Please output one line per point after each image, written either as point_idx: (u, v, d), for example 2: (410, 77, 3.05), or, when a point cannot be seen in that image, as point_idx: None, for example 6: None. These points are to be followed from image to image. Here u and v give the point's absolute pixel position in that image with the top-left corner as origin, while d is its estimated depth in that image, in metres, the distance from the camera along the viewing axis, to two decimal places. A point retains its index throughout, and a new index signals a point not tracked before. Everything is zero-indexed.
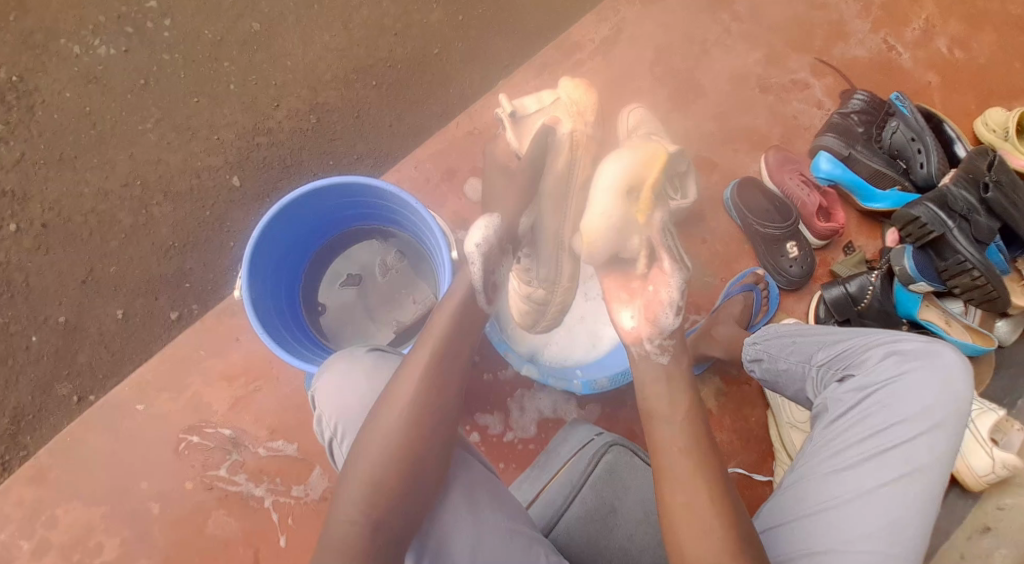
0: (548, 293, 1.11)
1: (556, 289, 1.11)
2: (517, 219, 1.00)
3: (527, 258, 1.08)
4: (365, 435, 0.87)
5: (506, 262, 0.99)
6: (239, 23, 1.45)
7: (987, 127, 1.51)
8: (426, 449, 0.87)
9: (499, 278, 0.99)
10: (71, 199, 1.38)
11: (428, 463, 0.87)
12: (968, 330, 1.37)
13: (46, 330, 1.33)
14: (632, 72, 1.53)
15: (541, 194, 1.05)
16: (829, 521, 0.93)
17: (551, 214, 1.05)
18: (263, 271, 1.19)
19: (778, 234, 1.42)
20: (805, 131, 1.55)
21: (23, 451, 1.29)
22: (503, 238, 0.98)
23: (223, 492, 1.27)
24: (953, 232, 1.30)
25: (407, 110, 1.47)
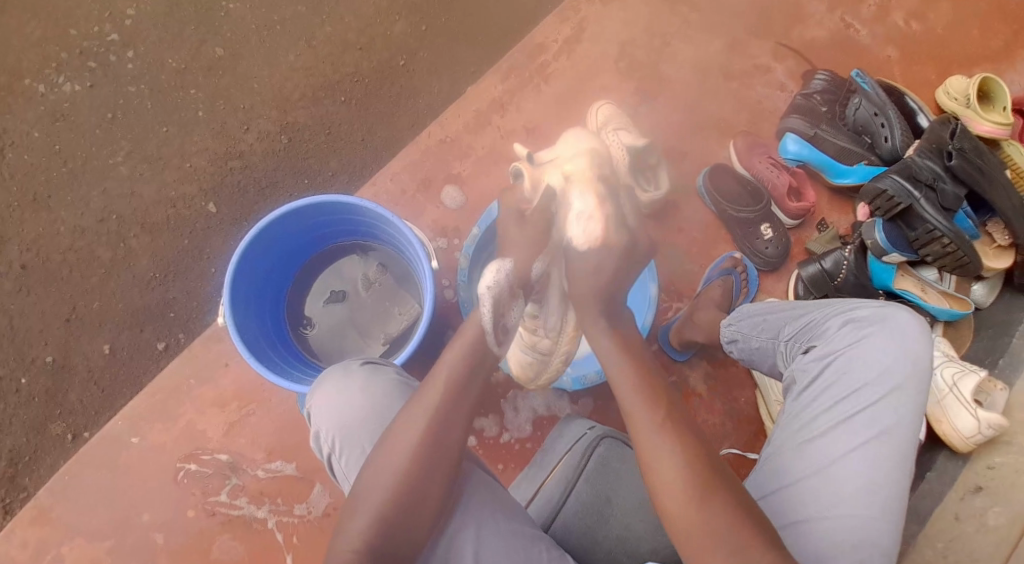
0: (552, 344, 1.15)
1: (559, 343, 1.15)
2: (529, 266, 1.06)
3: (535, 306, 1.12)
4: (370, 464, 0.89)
5: (517, 307, 1.06)
6: (203, 49, 1.47)
7: (949, 96, 1.54)
8: (430, 458, 0.88)
9: (507, 323, 1.05)
10: (49, 239, 1.39)
11: (432, 474, 0.88)
12: (945, 296, 1.41)
13: (34, 371, 1.33)
14: (599, 68, 1.54)
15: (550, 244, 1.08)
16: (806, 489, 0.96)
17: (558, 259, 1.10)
18: (245, 294, 1.19)
19: (751, 217, 1.46)
20: (770, 114, 1.58)
21: (23, 492, 1.28)
22: (514, 283, 1.05)
23: (226, 517, 1.27)
24: (920, 203, 1.33)
25: (378, 121, 1.48)
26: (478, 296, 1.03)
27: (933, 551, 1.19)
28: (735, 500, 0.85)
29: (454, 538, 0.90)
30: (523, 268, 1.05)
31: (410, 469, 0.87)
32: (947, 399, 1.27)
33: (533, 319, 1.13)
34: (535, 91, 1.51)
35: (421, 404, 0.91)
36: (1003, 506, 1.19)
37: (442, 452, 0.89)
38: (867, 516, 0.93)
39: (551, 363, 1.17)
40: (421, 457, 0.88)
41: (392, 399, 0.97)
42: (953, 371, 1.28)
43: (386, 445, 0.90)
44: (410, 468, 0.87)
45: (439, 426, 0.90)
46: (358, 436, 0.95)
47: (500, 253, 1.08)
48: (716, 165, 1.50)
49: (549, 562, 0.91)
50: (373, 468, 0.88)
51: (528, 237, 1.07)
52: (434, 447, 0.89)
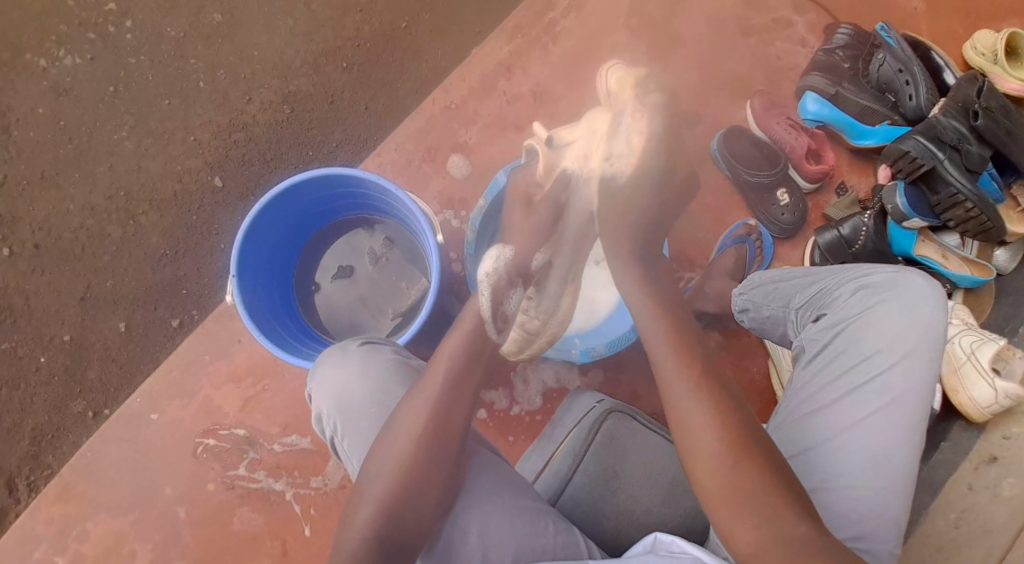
0: (543, 325, 1.18)
1: (549, 323, 1.19)
2: (529, 254, 1.10)
3: (532, 293, 1.15)
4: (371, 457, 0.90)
5: (515, 294, 1.09)
6: (201, 16, 1.44)
7: (976, 51, 1.47)
8: (434, 453, 0.89)
9: (506, 310, 1.07)
10: (59, 217, 1.39)
11: (432, 464, 0.89)
12: (966, 262, 1.37)
13: (52, 350, 1.35)
14: (609, 27, 1.49)
15: (559, 234, 1.13)
16: (813, 461, 0.96)
17: (563, 251, 1.15)
18: (253, 271, 1.19)
19: (768, 181, 1.42)
20: (789, 72, 1.52)
21: (48, 469, 1.31)
22: (513, 271, 1.08)
23: (245, 490, 1.29)
24: (943, 165, 1.29)
25: (382, 88, 1.44)
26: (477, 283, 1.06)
27: (946, 522, 1.20)
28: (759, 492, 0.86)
29: (464, 522, 0.91)
30: (522, 255, 1.09)
31: (413, 462, 0.88)
32: (964, 369, 1.24)
33: (529, 302, 1.15)
34: (543, 52, 1.46)
35: (420, 395, 0.92)
36: (1016, 476, 1.20)
37: (450, 441, 0.90)
38: (874, 487, 0.93)
39: (535, 343, 1.18)
40: (419, 448, 0.89)
41: (389, 383, 0.97)
42: (971, 339, 1.24)
43: (387, 431, 0.91)
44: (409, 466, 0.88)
45: (439, 420, 0.90)
46: (356, 423, 0.96)
47: (501, 238, 1.12)
48: (732, 128, 1.45)
49: (557, 535, 0.92)
50: (376, 461, 0.89)
51: (533, 229, 1.11)
52: (435, 439, 0.90)
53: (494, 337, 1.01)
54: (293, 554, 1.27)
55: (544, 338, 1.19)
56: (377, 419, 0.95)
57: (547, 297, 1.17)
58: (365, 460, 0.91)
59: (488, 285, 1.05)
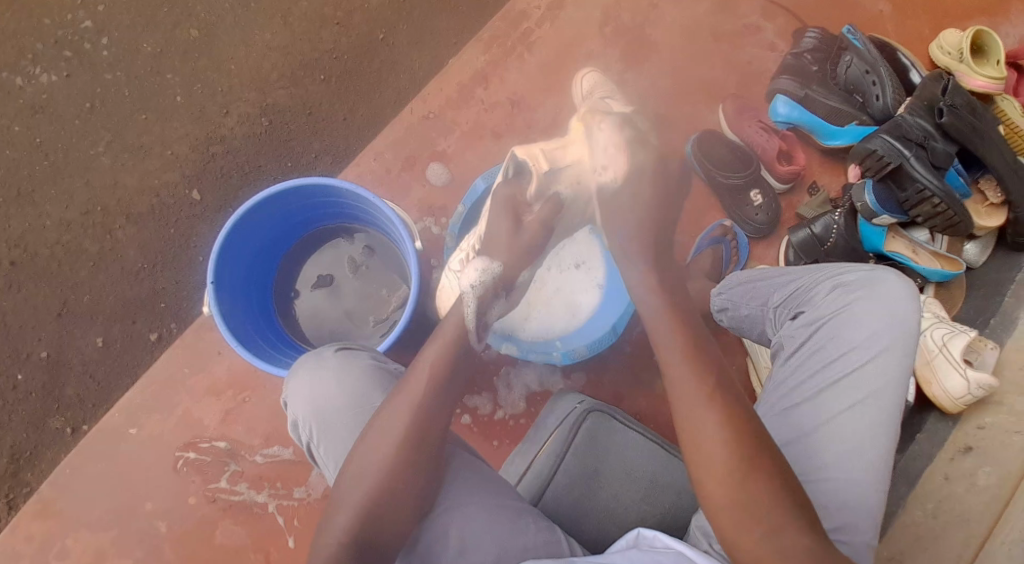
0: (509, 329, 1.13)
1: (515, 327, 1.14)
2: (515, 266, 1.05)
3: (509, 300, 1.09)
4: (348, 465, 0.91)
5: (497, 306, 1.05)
6: (177, 30, 1.44)
7: (942, 50, 1.50)
8: (417, 458, 0.90)
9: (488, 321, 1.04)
10: (36, 233, 1.38)
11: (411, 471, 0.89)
12: (935, 257, 1.40)
13: (29, 366, 1.34)
14: (583, 34, 1.50)
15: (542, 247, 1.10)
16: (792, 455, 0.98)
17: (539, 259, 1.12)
18: (231, 283, 1.18)
19: (740, 183, 1.43)
20: (761, 76, 1.54)
21: (26, 488, 1.30)
22: (498, 283, 1.04)
23: (227, 503, 1.28)
24: (910, 162, 1.32)
25: (359, 99, 1.45)
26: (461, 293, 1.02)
27: (923, 512, 1.21)
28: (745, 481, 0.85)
29: (445, 521, 0.92)
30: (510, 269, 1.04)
31: (396, 465, 0.89)
32: (936, 360, 1.28)
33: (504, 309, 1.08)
34: (519, 61, 1.47)
35: (406, 398, 0.92)
36: (992, 465, 1.20)
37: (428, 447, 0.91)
38: (853, 478, 0.94)
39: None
40: (396, 459, 0.89)
41: (369, 388, 0.98)
42: (943, 333, 1.30)
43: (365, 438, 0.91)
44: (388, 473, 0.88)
45: (425, 424, 0.91)
46: (333, 428, 0.96)
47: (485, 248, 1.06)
48: (705, 132, 1.47)
49: (538, 532, 0.92)
50: (357, 464, 0.90)
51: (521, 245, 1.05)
52: (418, 442, 0.90)
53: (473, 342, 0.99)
54: None
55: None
56: (355, 425, 0.96)
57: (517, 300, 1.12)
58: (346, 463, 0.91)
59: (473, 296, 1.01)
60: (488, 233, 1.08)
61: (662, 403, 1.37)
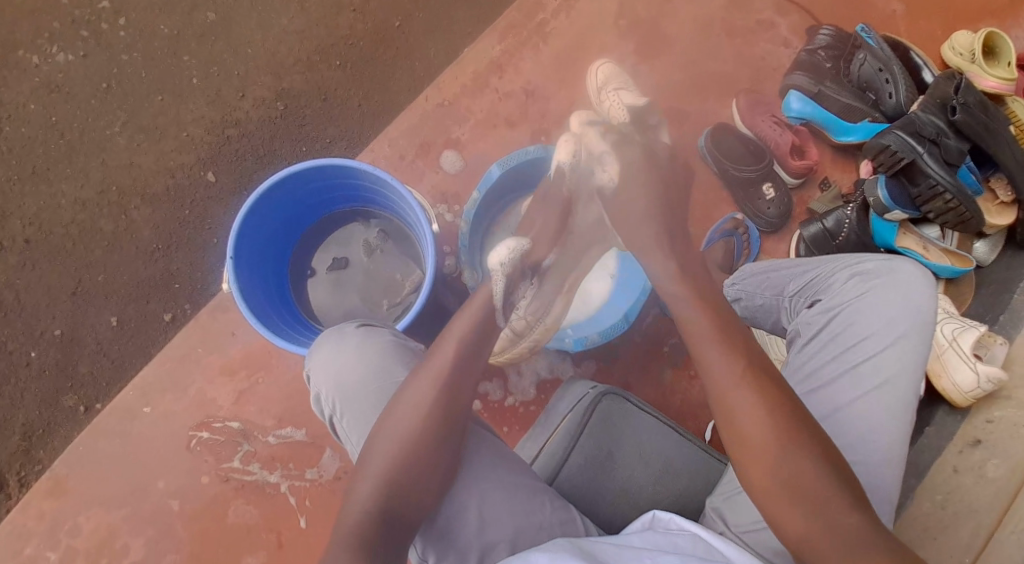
0: (531, 327, 1.17)
1: (538, 326, 1.18)
2: (538, 247, 1.14)
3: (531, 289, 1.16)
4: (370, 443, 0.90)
5: (523, 284, 1.12)
6: (195, 14, 1.45)
7: (954, 51, 1.50)
8: (442, 430, 0.90)
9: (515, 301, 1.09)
10: (50, 212, 1.39)
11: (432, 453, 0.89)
12: (946, 254, 1.41)
13: (43, 344, 1.35)
14: (598, 26, 1.51)
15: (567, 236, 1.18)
16: None
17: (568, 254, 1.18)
18: (249, 261, 1.19)
19: (754, 176, 1.45)
20: (773, 71, 1.55)
21: (38, 466, 1.31)
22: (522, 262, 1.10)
23: (239, 482, 1.29)
24: (923, 158, 1.32)
25: (376, 86, 1.46)
26: (491, 270, 1.06)
27: (932, 504, 1.21)
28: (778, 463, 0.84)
29: (462, 500, 0.92)
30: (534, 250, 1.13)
31: (421, 437, 0.89)
32: (946, 354, 1.28)
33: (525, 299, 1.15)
34: (534, 51, 1.48)
35: (426, 373, 0.93)
36: (1000, 457, 1.20)
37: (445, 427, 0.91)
38: (869, 463, 0.96)
39: (517, 344, 1.20)
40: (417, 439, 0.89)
41: (391, 365, 0.99)
42: (953, 327, 1.29)
43: (389, 415, 0.91)
44: (405, 453, 0.88)
45: (448, 397, 0.92)
46: (361, 402, 0.96)
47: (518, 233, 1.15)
48: (717, 126, 1.48)
49: (555, 512, 0.94)
50: (383, 436, 0.90)
51: (546, 226, 1.15)
52: (442, 415, 0.91)
53: (499, 323, 1.02)
54: (287, 546, 1.27)
55: (529, 340, 1.19)
56: (379, 402, 0.96)
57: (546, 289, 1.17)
58: (370, 436, 0.91)
59: (504, 273, 1.05)
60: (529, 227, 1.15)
61: (672, 392, 1.38)
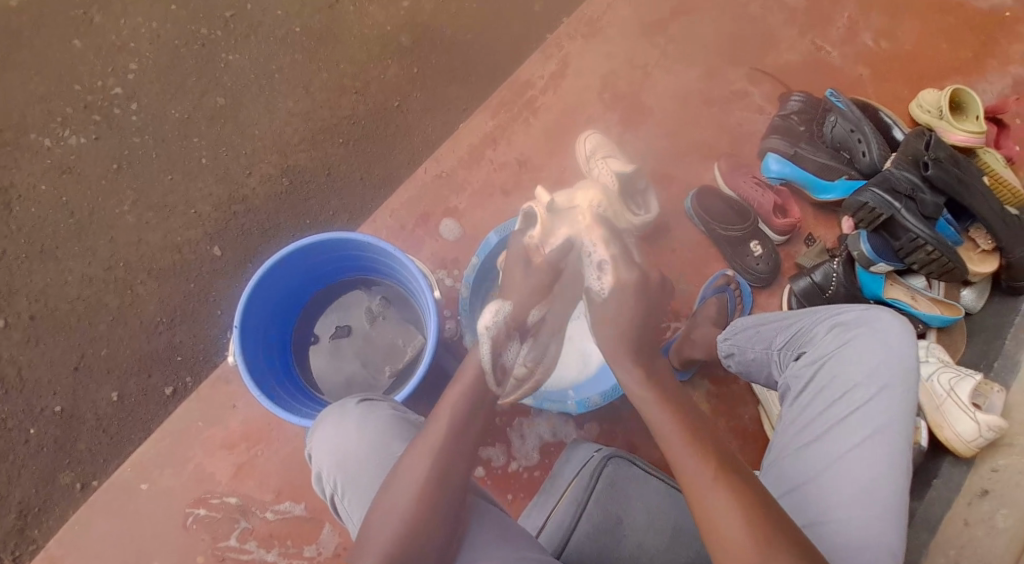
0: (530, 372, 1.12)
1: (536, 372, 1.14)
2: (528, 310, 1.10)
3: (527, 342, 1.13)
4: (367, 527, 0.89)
5: (513, 346, 1.09)
6: (204, 99, 1.52)
7: (922, 108, 1.59)
8: (440, 508, 0.90)
9: (505, 362, 1.07)
10: (57, 289, 1.40)
11: (428, 534, 0.88)
12: (935, 303, 1.44)
13: (43, 421, 1.34)
14: (584, 100, 1.58)
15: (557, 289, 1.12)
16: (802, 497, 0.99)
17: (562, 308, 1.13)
18: (255, 336, 1.20)
19: (740, 235, 1.50)
20: (751, 136, 1.62)
21: (34, 545, 1.27)
22: (510, 325, 1.08)
23: (237, 562, 1.25)
24: (901, 213, 1.37)
25: (376, 161, 1.51)
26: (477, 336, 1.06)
27: (946, 558, 1.20)
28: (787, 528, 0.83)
29: None
30: (521, 310, 1.09)
31: (416, 516, 0.88)
32: (946, 405, 1.29)
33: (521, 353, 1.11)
34: (525, 125, 1.54)
35: (421, 450, 0.92)
36: (1010, 507, 1.20)
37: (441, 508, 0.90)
38: (866, 516, 0.95)
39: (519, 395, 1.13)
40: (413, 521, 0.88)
41: (388, 438, 0.98)
42: (949, 377, 1.31)
43: (385, 497, 0.90)
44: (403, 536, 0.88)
45: (447, 475, 0.91)
46: (358, 479, 0.96)
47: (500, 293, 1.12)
48: (702, 189, 1.53)
49: None
50: (380, 515, 0.89)
51: (532, 286, 1.10)
52: (438, 491, 0.90)
53: (491, 388, 1.00)
54: None
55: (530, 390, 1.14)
56: (378, 478, 0.95)
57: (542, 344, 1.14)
58: (367, 515, 0.91)
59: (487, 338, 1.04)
60: (502, 283, 1.13)
61: None
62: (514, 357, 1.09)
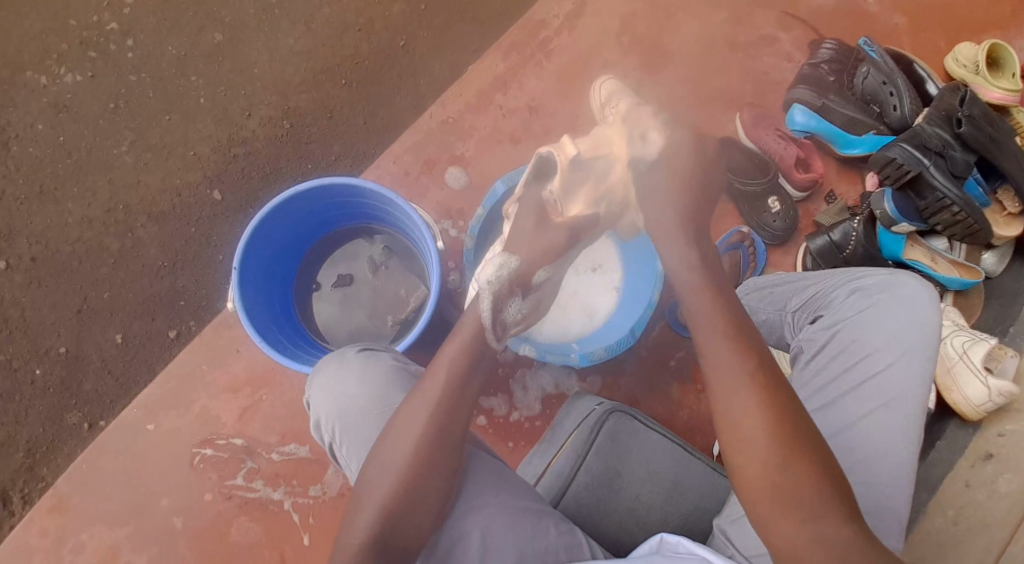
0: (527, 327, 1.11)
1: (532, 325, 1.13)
2: (534, 267, 1.06)
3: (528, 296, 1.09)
4: (363, 483, 0.88)
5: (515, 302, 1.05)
6: (203, 35, 1.47)
7: (958, 62, 1.51)
8: (439, 455, 0.88)
9: (506, 319, 1.03)
10: (57, 230, 1.40)
11: (424, 492, 0.88)
12: (955, 266, 1.39)
13: (48, 361, 1.35)
14: (601, 43, 1.52)
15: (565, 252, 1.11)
16: None
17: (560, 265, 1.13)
18: (255, 281, 1.20)
19: (759, 189, 1.45)
20: (776, 85, 1.56)
21: (41, 483, 1.29)
22: (515, 280, 1.04)
23: (242, 500, 1.28)
24: (929, 171, 1.31)
25: (380, 104, 1.47)
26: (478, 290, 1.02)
27: (944, 518, 1.22)
28: (817, 495, 0.79)
29: (463, 522, 0.91)
30: (528, 267, 1.05)
31: (410, 473, 0.87)
32: (957, 369, 1.26)
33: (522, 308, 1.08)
34: (537, 68, 1.49)
35: (418, 403, 0.90)
36: (1013, 473, 1.22)
37: (436, 466, 0.89)
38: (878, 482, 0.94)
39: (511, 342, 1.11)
40: (409, 478, 0.87)
41: (389, 387, 0.98)
42: (963, 340, 1.27)
43: (382, 449, 0.89)
44: (396, 493, 0.86)
45: (449, 422, 0.89)
46: (360, 426, 0.96)
47: (508, 245, 1.07)
48: (725, 139, 1.44)
49: (559, 536, 0.92)
50: (377, 465, 0.89)
51: (541, 245, 1.07)
52: (438, 438, 0.89)
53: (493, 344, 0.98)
54: None
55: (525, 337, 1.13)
56: (375, 423, 0.96)
57: (538, 299, 1.12)
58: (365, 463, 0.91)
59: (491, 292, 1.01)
60: (510, 235, 1.08)
61: (680, 407, 1.36)
62: (516, 311, 1.06)
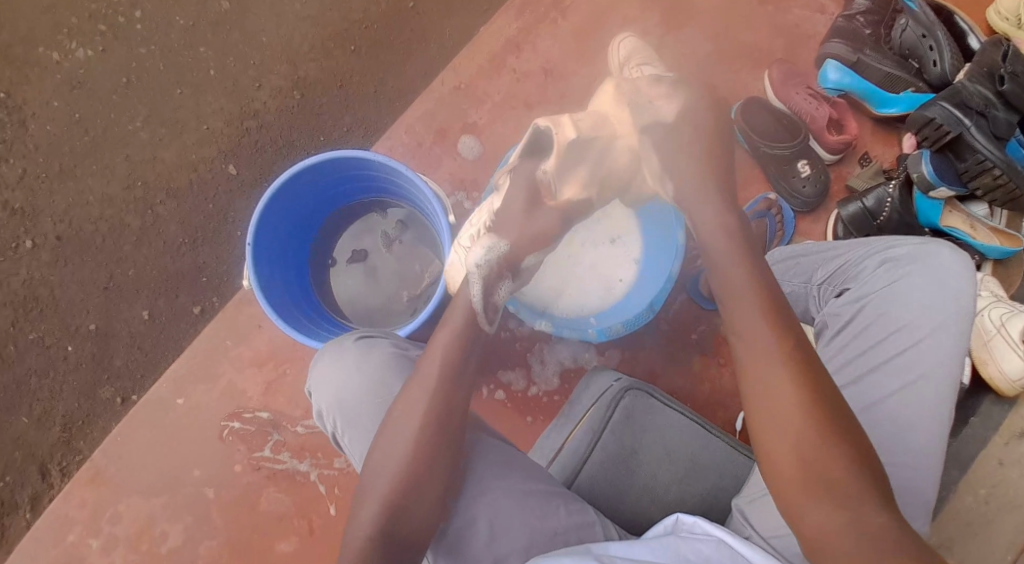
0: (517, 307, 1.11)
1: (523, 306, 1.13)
2: (523, 250, 1.04)
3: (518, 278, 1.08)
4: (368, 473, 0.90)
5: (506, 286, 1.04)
6: (207, 4, 1.45)
7: (999, 16, 1.41)
8: (440, 448, 0.90)
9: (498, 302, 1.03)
10: (80, 209, 1.42)
11: (431, 478, 0.88)
12: (994, 233, 1.33)
13: (79, 339, 1.39)
14: (619, 0, 1.46)
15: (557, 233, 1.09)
16: None
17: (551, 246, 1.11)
18: (270, 258, 1.20)
19: (789, 153, 1.39)
20: (808, 40, 1.48)
21: (79, 455, 1.36)
22: (505, 263, 1.03)
23: (271, 471, 1.31)
24: (970, 131, 1.25)
25: (390, 71, 1.44)
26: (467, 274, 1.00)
27: (975, 498, 1.20)
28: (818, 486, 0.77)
29: (473, 508, 0.92)
30: (518, 250, 1.04)
31: (417, 461, 0.88)
32: (994, 342, 1.21)
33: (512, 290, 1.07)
34: (552, 27, 1.43)
35: (422, 393, 0.91)
36: None
37: (443, 455, 0.90)
38: (907, 460, 0.90)
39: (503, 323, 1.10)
40: (417, 464, 0.88)
41: (388, 375, 0.98)
42: (1001, 312, 1.21)
43: (383, 440, 0.90)
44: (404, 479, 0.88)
45: (448, 416, 0.91)
46: (360, 416, 0.97)
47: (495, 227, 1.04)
48: (748, 100, 1.41)
49: (569, 516, 0.93)
50: (380, 454, 0.90)
51: (531, 228, 1.04)
52: (438, 429, 0.90)
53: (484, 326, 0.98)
54: (320, 532, 1.30)
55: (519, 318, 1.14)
56: (376, 412, 0.97)
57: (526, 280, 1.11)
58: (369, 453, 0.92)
59: (480, 277, 0.99)
60: (498, 215, 1.06)
61: (701, 380, 1.35)
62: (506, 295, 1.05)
